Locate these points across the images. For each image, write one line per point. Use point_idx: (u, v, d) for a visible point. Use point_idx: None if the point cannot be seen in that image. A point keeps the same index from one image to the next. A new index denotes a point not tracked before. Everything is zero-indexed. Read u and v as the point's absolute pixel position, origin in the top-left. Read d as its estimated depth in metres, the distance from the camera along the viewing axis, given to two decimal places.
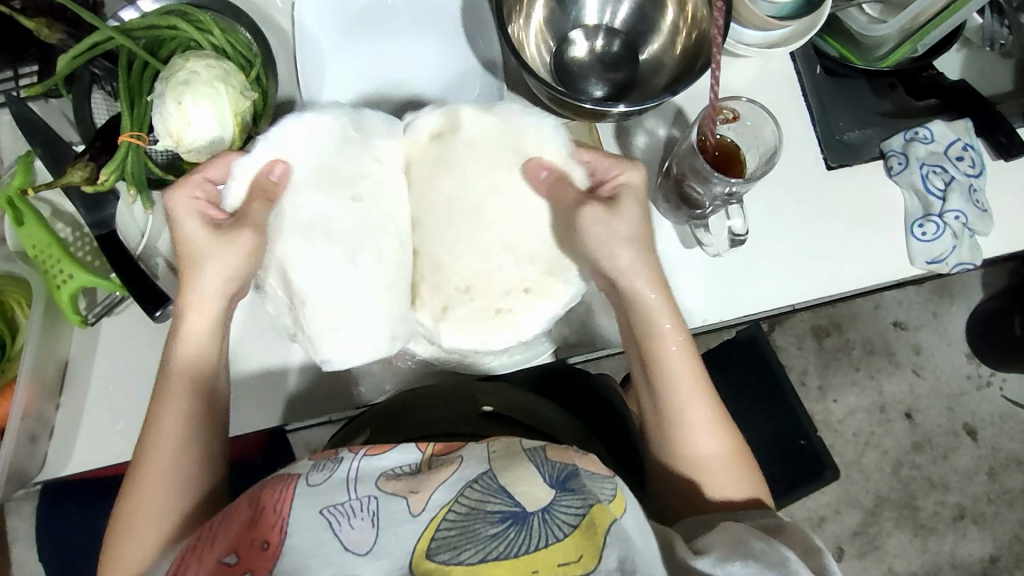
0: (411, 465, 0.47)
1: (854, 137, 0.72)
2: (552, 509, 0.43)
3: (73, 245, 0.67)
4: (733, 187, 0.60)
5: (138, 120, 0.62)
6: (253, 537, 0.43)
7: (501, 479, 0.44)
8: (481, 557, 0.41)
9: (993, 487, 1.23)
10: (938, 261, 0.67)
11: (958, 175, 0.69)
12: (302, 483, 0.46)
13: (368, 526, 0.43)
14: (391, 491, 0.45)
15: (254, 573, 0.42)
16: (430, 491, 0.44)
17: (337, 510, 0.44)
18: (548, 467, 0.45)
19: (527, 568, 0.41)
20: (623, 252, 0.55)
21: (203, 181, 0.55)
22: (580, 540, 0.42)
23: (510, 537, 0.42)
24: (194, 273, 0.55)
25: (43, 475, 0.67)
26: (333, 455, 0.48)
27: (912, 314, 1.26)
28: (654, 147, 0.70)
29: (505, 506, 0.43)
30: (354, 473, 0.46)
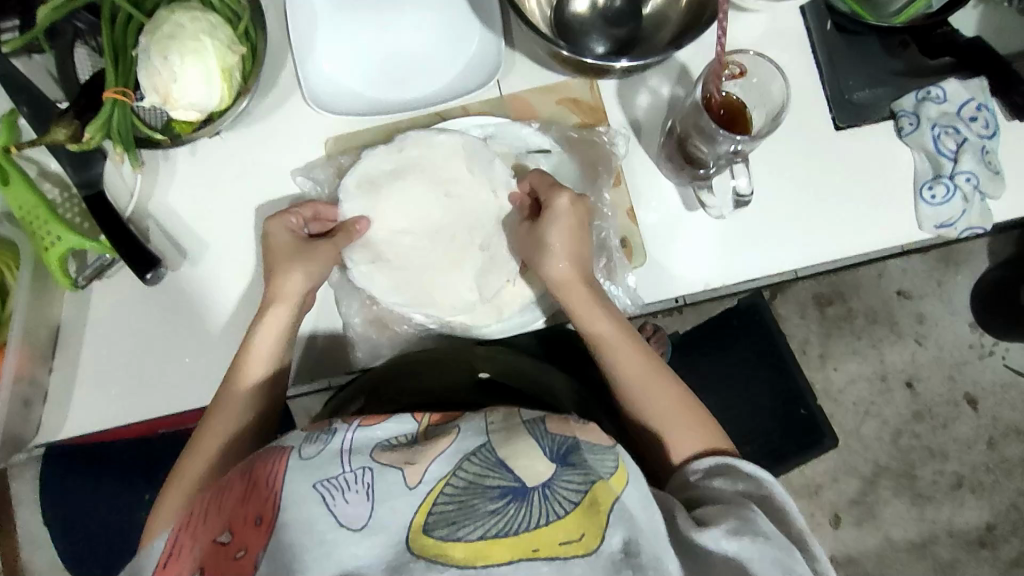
0: (406, 437, 0.47)
1: (864, 97, 0.69)
2: (553, 484, 0.42)
3: (60, 207, 0.66)
4: (740, 145, 0.57)
5: (123, 75, 0.60)
6: (247, 513, 0.43)
7: (499, 452, 0.44)
8: (481, 534, 0.40)
9: (992, 456, 1.23)
10: (947, 225, 0.65)
11: (971, 136, 0.67)
12: (295, 456, 0.45)
13: (363, 499, 0.42)
14: (387, 463, 0.44)
15: (249, 550, 0.41)
16: (426, 463, 0.44)
17: (331, 484, 0.43)
18: (548, 440, 0.45)
19: (528, 547, 0.40)
20: (551, 256, 0.60)
21: (291, 216, 0.64)
22: (581, 519, 0.41)
23: (510, 513, 0.41)
24: (265, 317, 0.61)
25: (37, 441, 0.66)
26: (325, 427, 0.48)
27: (917, 283, 1.25)
28: (657, 106, 0.68)
29: (504, 481, 0.42)
30: (348, 445, 0.46)
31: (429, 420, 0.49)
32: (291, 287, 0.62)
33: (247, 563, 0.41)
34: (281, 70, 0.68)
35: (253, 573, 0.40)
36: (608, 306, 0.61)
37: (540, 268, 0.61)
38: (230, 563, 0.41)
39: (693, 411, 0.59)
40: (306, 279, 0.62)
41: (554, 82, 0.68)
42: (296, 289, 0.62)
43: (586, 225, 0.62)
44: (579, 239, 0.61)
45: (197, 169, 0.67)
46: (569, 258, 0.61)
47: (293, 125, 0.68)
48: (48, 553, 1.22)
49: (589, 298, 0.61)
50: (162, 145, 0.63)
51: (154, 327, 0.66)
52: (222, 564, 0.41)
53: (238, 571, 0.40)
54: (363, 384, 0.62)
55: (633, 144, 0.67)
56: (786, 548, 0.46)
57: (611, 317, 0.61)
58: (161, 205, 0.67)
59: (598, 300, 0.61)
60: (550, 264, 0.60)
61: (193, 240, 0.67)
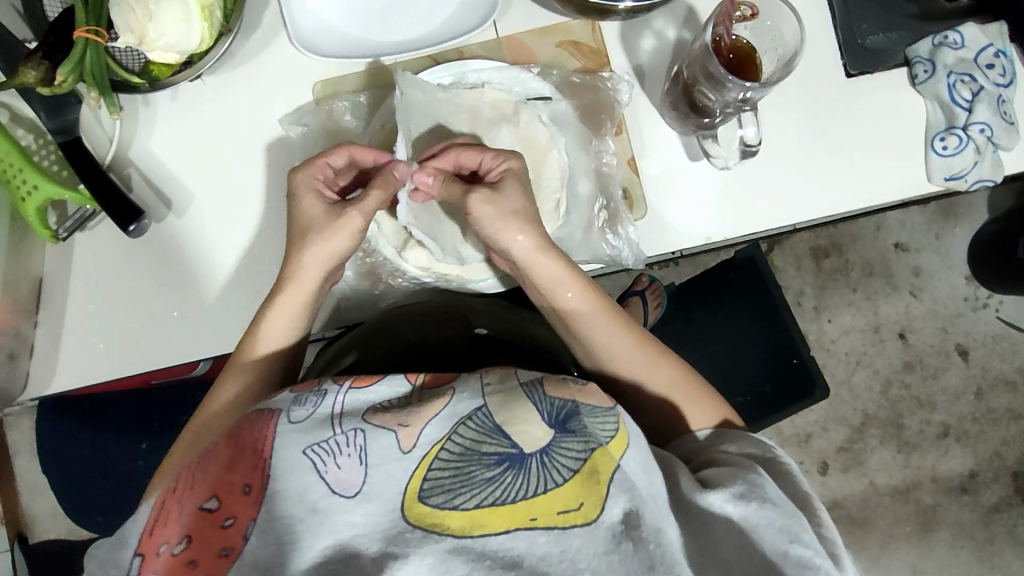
0: (399, 398, 0.46)
1: (877, 42, 0.66)
2: (551, 451, 0.42)
3: (36, 154, 0.63)
4: (749, 92, 0.55)
5: (93, 13, 0.56)
6: (234, 481, 0.42)
7: (496, 418, 0.43)
8: (478, 502, 0.40)
9: (979, 406, 1.25)
10: (957, 177, 0.63)
11: (988, 85, 0.65)
12: (284, 421, 0.45)
13: (356, 465, 0.42)
14: (380, 424, 0.43)
15: (238, 519, 0.40)
16: (420, 426, 0.43)
17: (322, 449, 0.42)
18: (547, 404, 0.44)
19: (526, 516, 0.40)
20: (511, 228, 0.55)
21: (323, 165, 0.58)
22: (580, 487, 0.41)
23: (507, 481, 0.40)
24: (314, 241, 0.56)
25: (25, 395, 0.65)
26: (315, 388, 0.48)
27: (915, 236, 1.24)
28: (661, 50, 0.64)
29: (502, 447, 0.42)
30: (339, 409, 0.46)
31: (422, 381, 0.48)
32: (344, 229, 0.56)
33: (236, 533, 0.40)
34: (263, 8, 0.64)
35: (242, 543, 0.39)
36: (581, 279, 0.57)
37: (505, 242, 0.55)
38: (218, 532, 0.40)
39: (679, 369, 0.58)
40: (327, 254, 0.56)
41: (552, 22, 0.64)
42: (313, 266, 0.57)
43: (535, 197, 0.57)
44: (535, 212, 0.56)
45: (180, 113, 0.64)
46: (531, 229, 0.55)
47: (278, 68, 0.65)
48: (45, 501, 1.23)
49: (560, 272, 0.56)
50: (142, 90, 0.60)
51: (140, 280, 0.64)
52: (209, 533, 0.40)
53: (227, 541, 0.40)
54: (358, 336, 0.62)
55: (637, 90, 0.64)
56: (793, 516, 0.45)
57: (585, 292, 0.57)
58: (145, 152, 0.64)
59: (568, 273, 0.57)
60: (512, 238, 0.55)
61: (178, 189, 0.64)
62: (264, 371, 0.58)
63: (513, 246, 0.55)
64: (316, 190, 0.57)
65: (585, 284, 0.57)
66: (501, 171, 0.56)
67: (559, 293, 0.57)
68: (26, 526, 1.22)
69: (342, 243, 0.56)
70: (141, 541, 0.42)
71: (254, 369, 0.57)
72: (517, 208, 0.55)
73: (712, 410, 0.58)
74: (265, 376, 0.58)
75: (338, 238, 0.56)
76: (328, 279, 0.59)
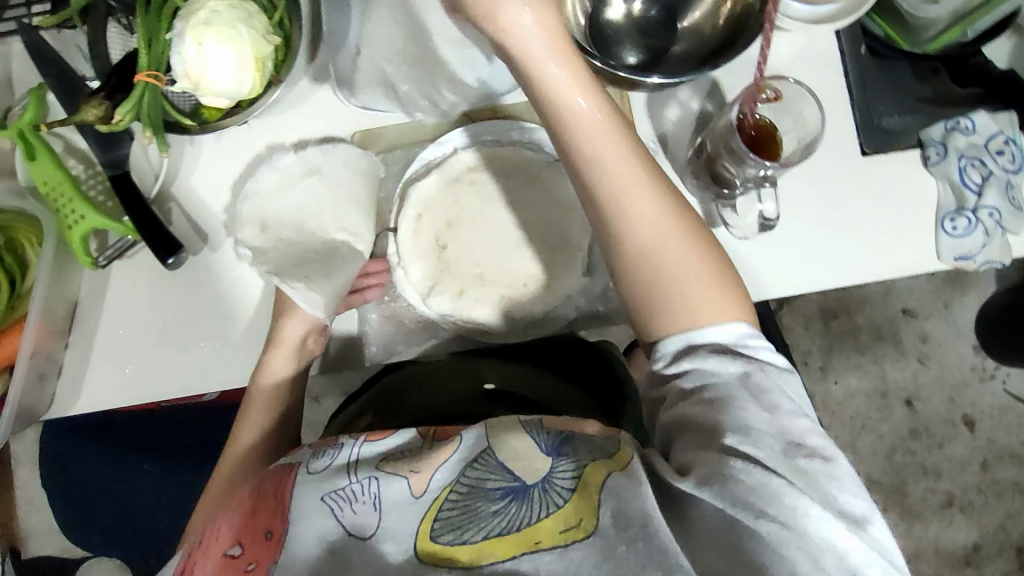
0: (413, 445, 0.49)
1: (893, 123, 0.70)
2: (550, 478, 0.45)
3: (85, 183, 0.66)
4: (768, 170, 0.58)
5: (155, 58, 0.60)
6: (258, 527, 0.48)
7: (498, 456, 0.46)
8: (484, 535, 0.43)
9: (984, 477, 1.24)
10: (966, 258, 0.66)
11: (996, 170, 0.68)
12: (304, 472, 0.50)
13: (370, 509, 0.46)
14: (392, 472, 0.47)
15: (260, 563, 0.46)
16: (431, 472, 0.47)
17: (338, 496, 0.47)
18: (543, 436, 0.47)
19: (531, 540, 0.43)
20: (572, 97, 0.48)
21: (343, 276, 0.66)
22: (579, 503, 0.44)
23: (512, 512, 0.44)
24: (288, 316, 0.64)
25: (50, 415, 0.67)
26: (333, 442, 0.52)
27: (923, 302, 1.25)
28: (686, 121, 0.68)
29: (504, 482, 0.45)
30: (355, 457, 0.50)
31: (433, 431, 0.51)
32: (315, 315, 0.64)
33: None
34: (311, 60, 0.68)
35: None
36: (611, 106, 0.49)
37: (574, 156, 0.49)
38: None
39: (682, 218, 0.51)
40: (309, 322, 0.64)
41: None
42: (294, 333, 0.64)
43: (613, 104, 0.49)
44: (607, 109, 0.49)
45: (225, 155, 0.67)
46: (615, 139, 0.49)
47: (320, 116, 0.68)
48: (43, 514, 1.22)
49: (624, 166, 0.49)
50: (191, 131, 0.62)
51: (171, 311, 0.67)
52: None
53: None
54: (369, 400, 0.68)
55: (661, 158, 0.67)
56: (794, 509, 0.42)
57: (630, 139, 0.50)
58: (186, 186, 0.67)
59: (633, 157, 0.49)
60: (599, 157, 0.49)
61: (216, 225, 0.67)
62: (270, 413, 0.65)
63: (595, 168, 0.49)
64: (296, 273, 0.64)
65: (622, 123, 0.50)
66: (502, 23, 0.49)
67: (604, 150, 0.49)
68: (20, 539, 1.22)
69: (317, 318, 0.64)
70: None
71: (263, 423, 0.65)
72: (595, 122, 0.48)
73: (716, 276, 0.51)
74: (270, 421, 0.65)
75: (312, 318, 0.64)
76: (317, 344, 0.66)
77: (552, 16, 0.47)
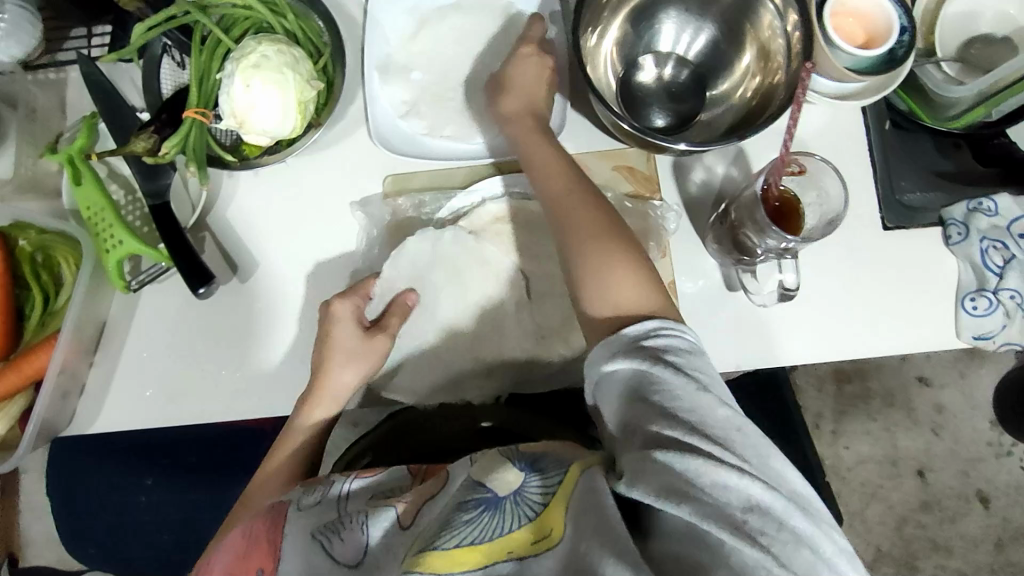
0: (401, 485, 0.53)
1: (914, 200, 0.70)
2: (523, 492, 0.46)
3: (125, 209, 0.68)
4: (790, 244, 0.58)
5: (205, 96, 0.63)
6: (251, 566, 0.51)
7: (474, 476, 0.48)
8: (458, 542, 0.44)
9: (997, 557, 1.21)
10: (985, 338, 0.66)
11: (1019, 254, 0.68)
12: (293, 508, 0.53)
13: (356, 535, 0.49)
14: (380, 505, 0.50)
15: None
16: (417, 504, 0.49)
17: (326, 529, 0.50)
18: (518, 457, 0.49)
19: (502, 550, 0.44)
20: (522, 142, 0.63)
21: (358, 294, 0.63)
22: (551, 515, 0.45)
23: (485, 522, 0.45)
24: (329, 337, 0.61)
25: (68, 431, 0.68)
26: (323, 479, 0.55)
27: (938, 371, 1.24)
28: (710, 184, 0.69)
29: (481, 495, 0.47)
30: (346, 493, 0.53)
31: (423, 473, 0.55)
32: (342, 314, 0.61)
33: None
34: (349, 103, 0.71)
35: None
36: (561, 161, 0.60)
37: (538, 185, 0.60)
38: None
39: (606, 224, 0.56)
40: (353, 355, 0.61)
41: (612, 148, 0.70)
42: (342, 379, 0.61)
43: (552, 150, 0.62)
44: (546, 156, 0.61)
45: (261, 192, 0.70)
46: (546, 171, 0.60)
47: (355, 159, 0.70)
48: (45, 523, 1.23)
49: (570, 185, 0.59)
50: (230, 166, 0.65)
51: (193, 338, 0.68)
52: None
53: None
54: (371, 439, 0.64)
55: (684, 220, 0.68)
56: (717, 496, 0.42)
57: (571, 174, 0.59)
58: (222, 217, 0.69)
59: (572, 181, 0.59)
60: (548, 181, 0.59)
61: (246, 259, 0.69)
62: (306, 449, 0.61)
63: (547, 189, 0.59)
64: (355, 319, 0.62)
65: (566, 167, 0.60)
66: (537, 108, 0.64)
67: (545, 180, 0.60)
68: (19, 547, 1.23)
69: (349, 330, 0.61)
70: None
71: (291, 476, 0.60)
72: (551, 160, 0.60)
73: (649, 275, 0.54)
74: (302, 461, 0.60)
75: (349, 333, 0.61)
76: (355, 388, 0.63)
77: (536, 67, 0.65)
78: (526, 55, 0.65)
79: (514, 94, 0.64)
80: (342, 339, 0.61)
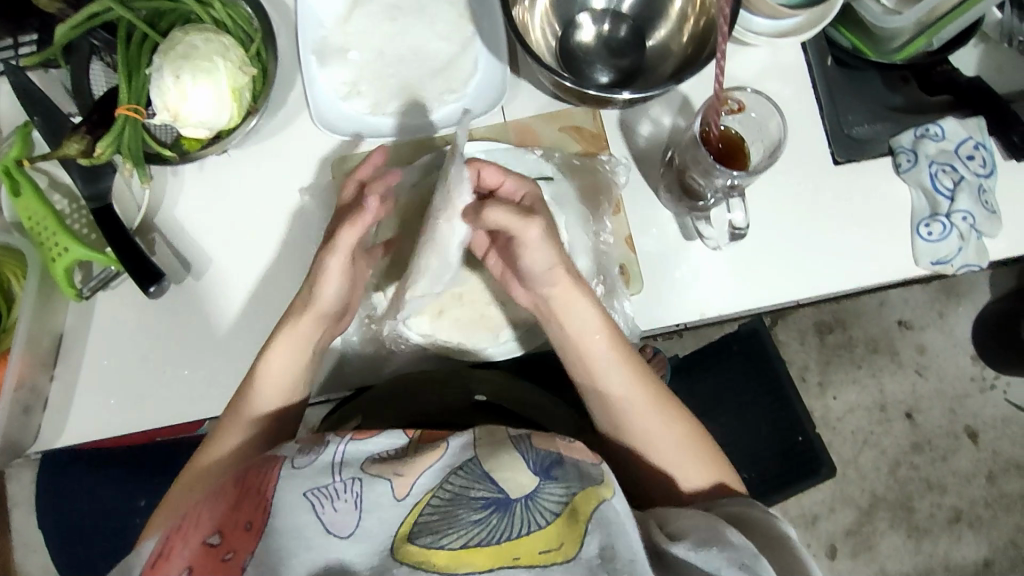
0: (397, 450, 0.49)
1: (862, 133, 0.71)
2: (535, 496, 0.45)
3: (69, 217, 0.67)
4: (736, 179, 0.58)
5: (135, 92, 0.62)
6: (239, 518, 0.45)
7: (485, 465, 0.46)
8: (463, 542, 0.43)
9: (991, 491, 1.22)
10: (944, 262, 0.66)
11: (968, 175, 0.68)
12: (287, 466, 0.48)
13: (351, 509, 0.45)
14: (376, 474, 0.47)
15: (237, 554, 0.43)
16: (414, 476, 0.46)
17: (320, 493, 0.46)
18: (533, 454, 0.47)
19: (508, 555, 0.43)
20: (545, 284, 0.58)
21: (340, 215, 0.61)
22: (561, 528, 0.44)
23: (492, 523, 0.44)
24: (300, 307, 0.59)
25: (35, 448, 0.67)
26: (320, 439, 0.51)
27: (917, 313, 1.25)
28: (659, 136, 0.69)
29: (489, 492, 0.45)
30: (340, 457, 0.49)
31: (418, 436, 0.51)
32: (331, 267, 0.58)
33: (235, 565, 0.42)
34: (289, 90, 0.70)
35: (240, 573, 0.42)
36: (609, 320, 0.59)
37: (573, 315, 0.58)
38: (217, 565, 0.42)
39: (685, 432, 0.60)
40: (335, 284, 0.58)
41: (557, 109, 0.69)
42: (314, 315, 0.59)
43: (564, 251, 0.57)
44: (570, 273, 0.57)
45: (208, 185, 0.69)
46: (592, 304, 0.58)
47: (301, 145, 0.69)
48: (39, 557, 1.21)
49: (609, 352, 0.59)
50: (170, 161, 0.65)
51: (153, 341, 0.67)
52: (209, 566, 0.42)
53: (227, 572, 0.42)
54: (364, 402, 0.64)
55: (635, 173, 0.68)
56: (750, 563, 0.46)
57: (614, 341, 0.59)
58: (171, 216, 0.68)
59: (614, 354, 0.59)
60: (546, 280, 0.57)
61: (200, 256, 0.68)
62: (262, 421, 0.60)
63: (547, 286, 0.58)
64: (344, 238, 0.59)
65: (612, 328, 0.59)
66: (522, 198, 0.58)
67: (580, 312, 0.58)
68: None
69: (331, 285, 0.58)
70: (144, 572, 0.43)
71: (252, 424, 0.60)
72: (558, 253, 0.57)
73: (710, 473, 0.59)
74: (254, 438, 0.60)
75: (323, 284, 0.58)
76: (329, 326, 0.62)
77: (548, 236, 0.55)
78: (538, 227, 0.54)
79: (497, 173, 0.58)
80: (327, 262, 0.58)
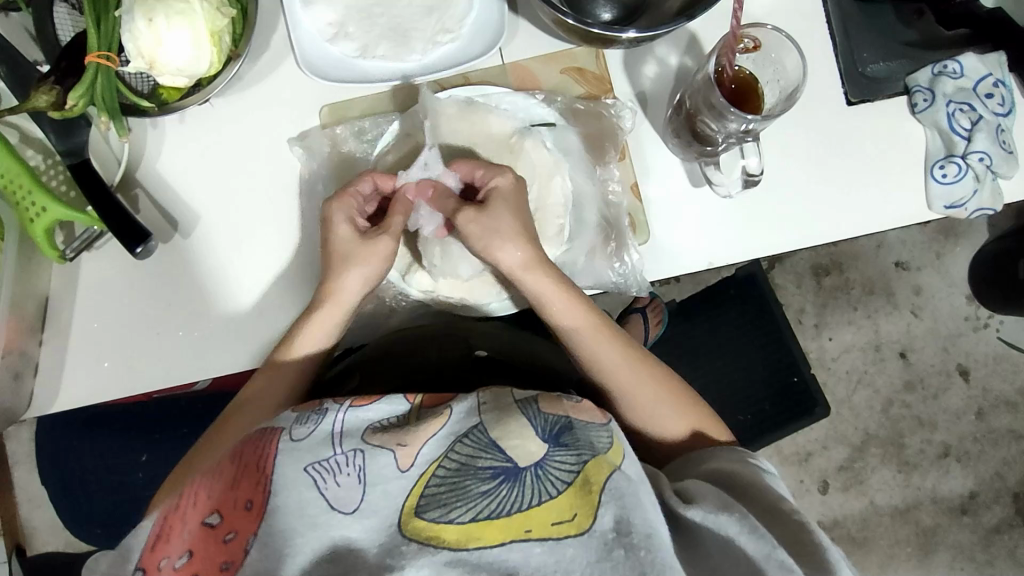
0: (397, 417, 0.49)
1: (878, 71, 0.67)
2: (545, 464, 0.44)
3: (45, 174, 0.63)
4: (751, 124, 0.56)
5: (105, 37, 0.57)
6: (238, 498, 0.45)
7: (492, 433, 0.46)
8: (473, 515, 0.42)
9: (979, 426, 1.24)
10: (958, 206, 0.64)
11: (986, 114, 0.66)
12: (286, 439, 0.48)
13: (354, 483, 0.45)
14: (379, 445, 0.46)
15: (239, 534, 0.43)
16: (418, 446, 0.46)
17: (322, 466, 0.45)
18: (540, 420, 0.47)
19: (520, 528, 0.42)
20: (498, 243, 0.57)
21: (348, 201, 0.59)
22: (574, 498, 0.43)
23: (502, 494, 0.43)
24: (350, 266, 0.59)
25: (29, 413, 0.66)
26: (316, 407, 0.50)
27: (915, 254, 1.24)
28: (664, 77, 0.65)
29: (497, 461, 0.44)
30: (340, 427, 0.48)
31: (420, 400, 0.51)
32: (384, 249, 0.59)
33: (236, 548, 0.43)
34: (272, 32, 0.65)
35: (243, 556, 0.42)
36: (568, 288, 0.59)
37: (502, 262, 0.58)
38: (219, 547, 0.43)
39: (671, 390, 0.60)
40: (368, 273, 0.59)
41: (558, 50, 0.66)
42: (352, 290, 0.60)
43: (527, 216, 0.59)
44: (524, 225, 0.59)
45: (195, 135, 0.65)
46: (546, 267, 0.59)
47: (286, 94, 0.66)
48: (44, 512, 1.21)
49: (581, 315, 0.59)
50: (149, 113, 0.62)
51: (143, 302, 0.65)
52: (211, 548, 0.43)
53: (228, 554, 0.43)
54: (360, 359, 0.62)
55: (640, 117, 0.65)
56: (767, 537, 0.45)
57: (581, 307, 0.60)
58: (154, 171, 0.65)
59: (594, 321, 0.60)
60: (506, 251, 0.57)
61: (187, 214, 0.65)
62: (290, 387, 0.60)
63: (505, 258, 0.58)
64: (350, 217, 0.59)
65: (576, 295, 0.59)
66: (488, 187, 0.59)
67: (539, 279, 0.58)
68: (24, 539, 1.21)
69: (380, 263, 0.59)
70: (143, 555, 0.44)
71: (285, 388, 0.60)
72: (507, 227, 0.57)
73: (686, 418, 0.60)
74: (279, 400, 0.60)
75: (376, 261, 0.59)
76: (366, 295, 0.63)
77: (518, 193, 0.59)
78: (507, 179, 0.59)
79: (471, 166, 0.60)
80: (338, 243, 0.59)
